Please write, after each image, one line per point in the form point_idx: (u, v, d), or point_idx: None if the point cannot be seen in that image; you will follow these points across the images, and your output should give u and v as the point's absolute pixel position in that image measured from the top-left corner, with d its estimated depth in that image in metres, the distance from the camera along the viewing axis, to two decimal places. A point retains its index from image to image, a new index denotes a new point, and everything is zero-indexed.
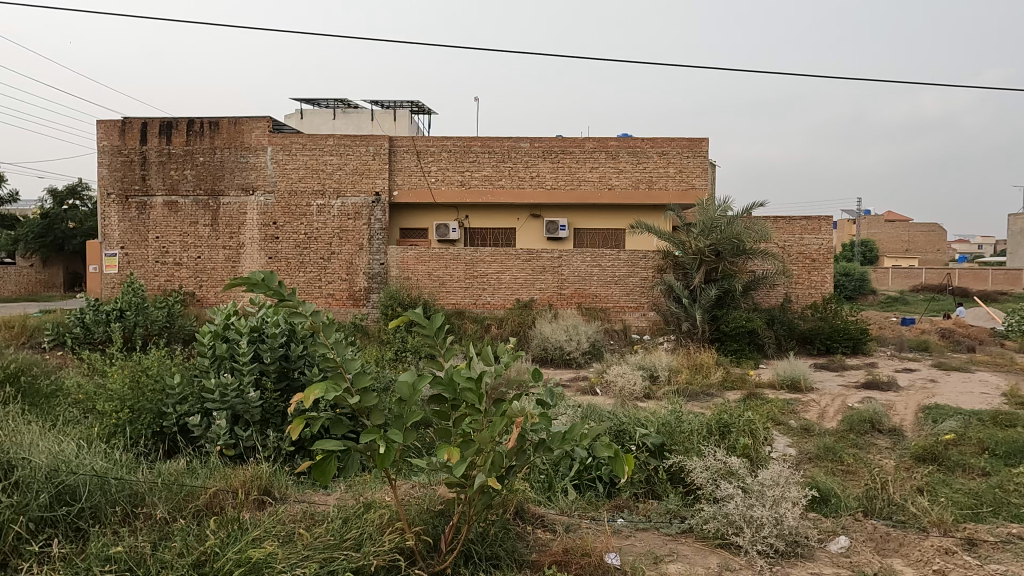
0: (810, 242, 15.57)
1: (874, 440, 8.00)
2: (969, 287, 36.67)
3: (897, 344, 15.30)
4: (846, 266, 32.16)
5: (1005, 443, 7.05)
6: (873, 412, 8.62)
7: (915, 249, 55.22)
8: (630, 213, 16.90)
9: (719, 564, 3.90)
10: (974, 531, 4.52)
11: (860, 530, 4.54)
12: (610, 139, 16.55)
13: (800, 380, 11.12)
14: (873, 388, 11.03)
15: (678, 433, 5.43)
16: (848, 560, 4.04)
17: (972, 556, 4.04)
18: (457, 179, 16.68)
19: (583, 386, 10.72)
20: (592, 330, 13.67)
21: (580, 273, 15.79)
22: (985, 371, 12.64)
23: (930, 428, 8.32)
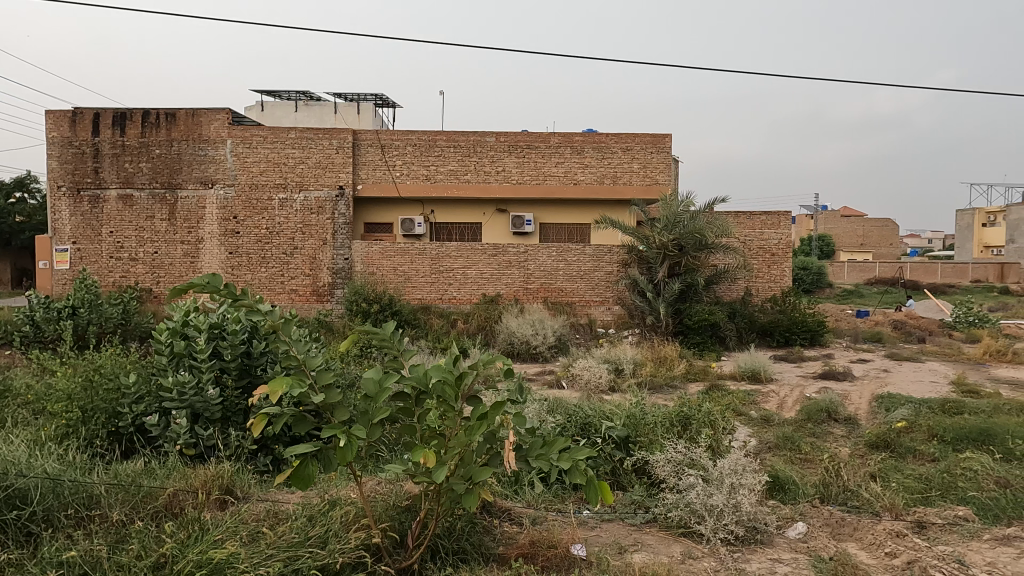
0: (770, 237, 15.92)
1: (830, 428, 8.26)
2: (922, 280, 38.01)
3: (853, 335, 15.81)
4: (804, 260, 33.03)
5: (954, 429, 7.35)
6: (830, 402, 8.91)
7: (870, 243, 56.95)
8: (595, 208, 17.05)
9: (682, 552, 3.98)
10: (924, 514, 4.72)
11: (817, 515, 4.68)
12: (575, 134, 16.62)
13: (761, 371, 11.40)
14: (830, 378, 11.38)
15: (643, 426, 5.52)
16: (805, 544, 4.16)
17: (921, 539, 4.19)
18: (423, 174, 16.55)
19: (549, 380, 10.80)
20: (558, 324, 13.76)
21: (546, 268, 15.86)
22: (935, 360, 13.13)
23: (883, 416, 8.62)
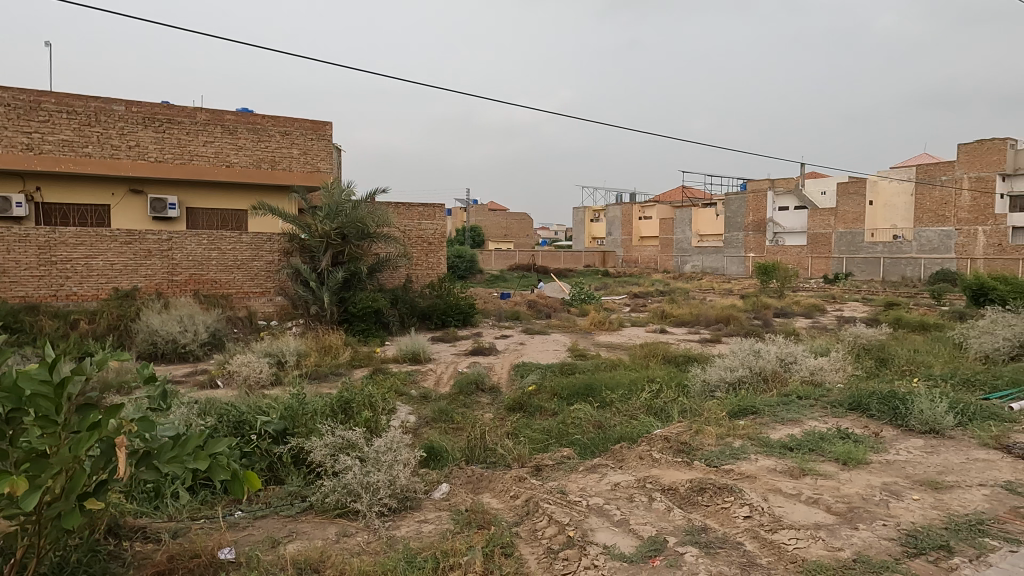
0: (427, 227, 17.12)
1: (478, 398, 9.35)
2: (551, 266, 45.19)
3: (497, 315, 18.05)
4: (459, 249, 36.34)
5: (568, 387, 9.02)
6: (478, 375, 10.06)
7: (512, 234, 65.31)
8: (251, 194, 16.05)
9: (337, 532, 4.11)
10: (540, 459, 5.70)
11: (461, 475, 5.30)
12: (227, 112, 15.31)
13: (420, 351, 12.24)
14: (478, 354, 12.82)
15: (301, 415, 5.44)
16: (447, 502, 4.68)
17: (536, 479, 5.06)
18: (22, 142, 13.33)
19: (201, 380, 9.84)
20: (211, 319, 12.61)
21: (196, 257, 14.34)
22: (557, 332, 15.80)
23: (518, 382, 10.11)
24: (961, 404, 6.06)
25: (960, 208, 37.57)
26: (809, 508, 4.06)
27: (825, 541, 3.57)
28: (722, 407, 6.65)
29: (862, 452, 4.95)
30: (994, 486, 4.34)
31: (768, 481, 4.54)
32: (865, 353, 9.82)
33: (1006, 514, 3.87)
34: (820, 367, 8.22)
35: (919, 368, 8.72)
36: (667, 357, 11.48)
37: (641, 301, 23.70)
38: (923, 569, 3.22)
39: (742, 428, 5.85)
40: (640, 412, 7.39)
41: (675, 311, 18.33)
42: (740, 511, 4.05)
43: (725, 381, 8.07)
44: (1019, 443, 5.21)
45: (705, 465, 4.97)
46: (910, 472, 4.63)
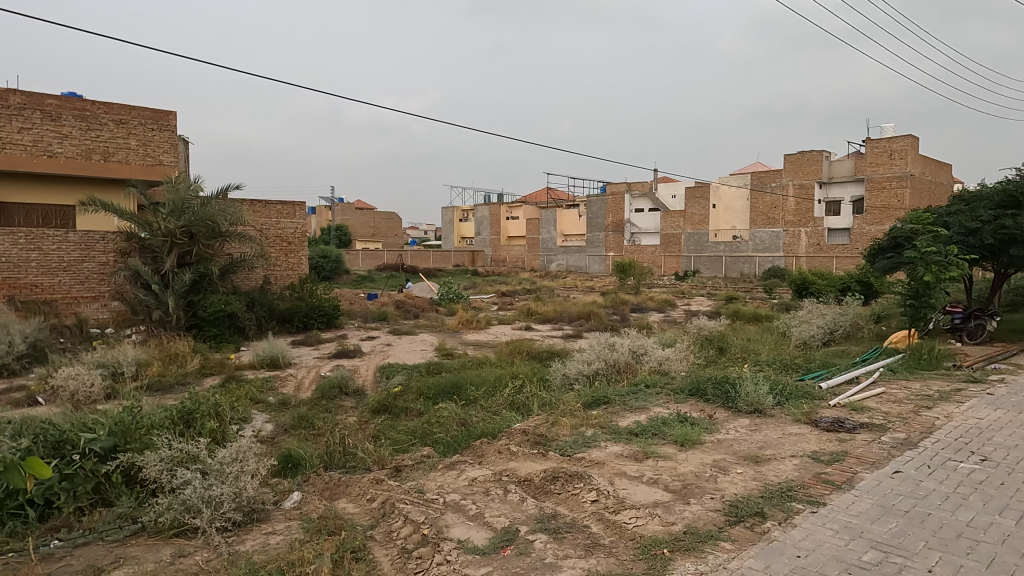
0: (286, 226, 16.44)
1: (341, 402, 9.08)
2: (420, 266, 44.83)
3: (363, 316, 17.62)
4: (323, 249, 35.08)
5: (434, 386, 9.01)
6: (341, 378, 9.75)
7: (381, 234, 64.02)
8: (80, 188, 14.45)
9: (172, 554, 3.82)
10: (400, 460, 5.65)
11: (317, 482, 5.12)
12: (48, 96, 13.65)
13: (280, 356, 11.66)
14: (342, 357, 12.44)
15: (135, 429, 4.92)
16: (299, 511, 4.52)
17: (395, 480, 5.01)
18: None
19: (17, 398, 8.69)
20: (30, 328, 11.19)
21: (12, 258, 12.73)
22: (425, 332, 15.72)
23: (384, 384, 9.94)
24: (780, 386, 6.81)
25: (788, 211, 42.05)
26: (649, 488, 4.36)
27: (661, 517, 3.86)
28: (578, 398, 6.96)
29: (698, 434, 5.41)
30: (803, 456, 4.92)
31: (615, 466, 4.83)
32: (706, 343, 10.71)
33: (810, 480, 4.41)
34: (667, 358, 8.85)
35: (750, 355, 9.66)
36: (531, 353, 11.81)
37: (509, 299, 24.18)
38: (741, 534, 3.59)
39: (594, 418, 6.16)
40: (502, 407, 7.55)
41: (541, 308, 18.90)
42: (588, 496, 4.25)
43: (583, 373, 8.45)
44: (826, 417, 5.95)
45: (559, 455, 5.17)
46: (736, 449, 5.12)
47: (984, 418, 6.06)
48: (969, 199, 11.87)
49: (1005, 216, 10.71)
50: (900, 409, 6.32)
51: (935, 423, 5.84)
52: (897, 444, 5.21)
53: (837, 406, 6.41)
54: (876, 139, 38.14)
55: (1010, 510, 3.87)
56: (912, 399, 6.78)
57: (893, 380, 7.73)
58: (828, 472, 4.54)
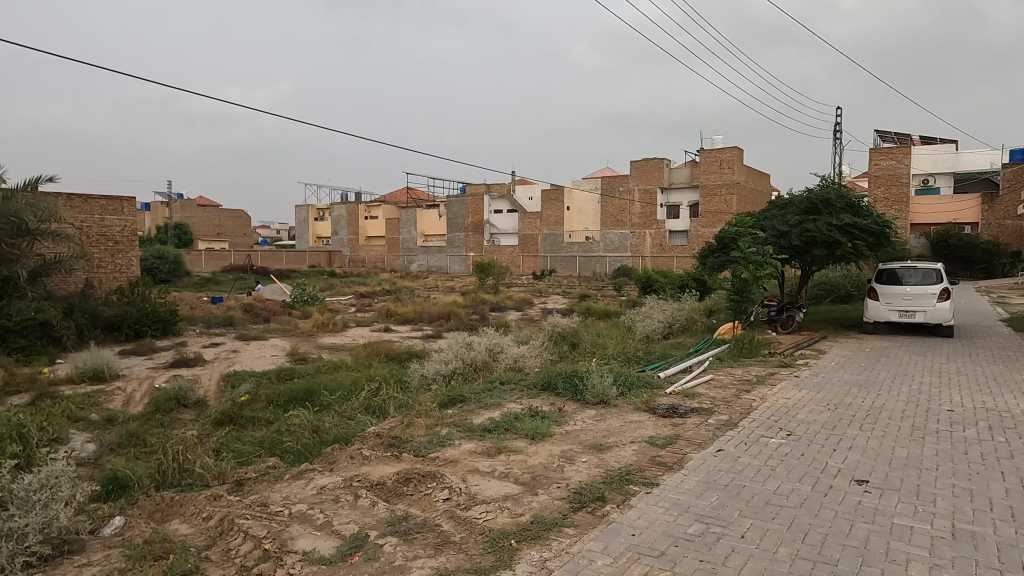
0: (112, 224, 14.88)
1: (179, 415, 8.36)
2: (272, 267, 42.46)
3: (206, 321, 16.34)
4: (159, 249, 32.14)
5: (285, 393, 8.56)
6: (178, 389, 8.97)
7: (227, 232, 59.78)
8: None
9: None
10: (242, 473, 5.30)
11: (145, 504, 4.67)
12: None
13: (105, 368, 10.49)
14: (181, 366, 11.45)
15: None
16: (121, 538, 4.09)
17: (235, 495, 4.69)
18: None
19: None
20: None
21: None
22: (276, 337, 14.91)
23: (228, 393, 9.28)
24: (623, 377, 7.27)
25: (634, 214, 45.01)
26: (500, 482, 4.47)
27: (510, 509, 3.97)
28: (434, 399, 6.96)
29: (547, 427, 5.64)
30: (641, 442, 5.29)
31: (467, 463, 4.88)
32: (560, 340, 11.18)
33: (646, 463, 4.75)
34: (522, 355, 9.12)
35: (598, 349, 10.23)
36: (389, 354, 11.62)
37: (367, 301, 23.61)
38: (583, 519, 3.78)
39: (449, 417, 6.20)
40: (357, 411, 7.35)
41: (400, 309, 18.67)
42: (440, 494, 4.26)
43: (440, 373, 8.45)
44: (662, 404, 6.45)
45: (413, 456, 5.12)
46: (582, 439, 5.40)
47: (791, 397, 6.90)
48: (780, 205, 13.39)
49: (808, 222, 12.26)
50: (725, 394, 7.01)
51: (752, 404, 6.55)
52: (721, 425, 5.76)
53: (672, 393, 6.97)
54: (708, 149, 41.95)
55: (808, 476, 4.44)
56: (735, 384, 7.56)
57: (719, 367, 8.57)
58: (662, 454, 4.93)
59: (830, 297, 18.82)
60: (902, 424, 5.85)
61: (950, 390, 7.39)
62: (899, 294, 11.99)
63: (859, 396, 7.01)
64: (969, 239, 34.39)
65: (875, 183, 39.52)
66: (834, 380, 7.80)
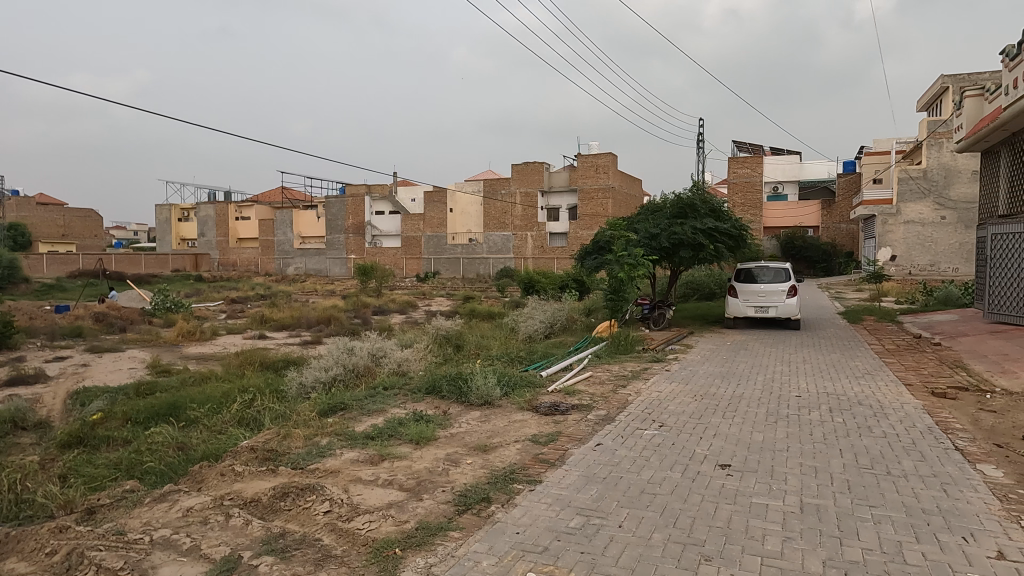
0: None
1: (16, 439, 7.42)
2: (128, 271, 38.86)
3: (48, 333, 14.65)
4: None
5: (145, 409, 7.86)
6: (15, 410, 7.96)
7: (73, 234, 54.03)
8: None
9: None
10: (94, 500, 4.80)
11: None
12: None
13: None
14: (18, 384, 10.18)
15: None
16: None
17: (85, 526, 4.23)
18: None
19: None
20: None
21: None
22: (133, 348, 13.65)
23: (78, 412, 8.38)
24: (507, 377, 7.38)
25: (516, 216, 45.85)
26: (384, 490, 4.37)
27: (394, 517, 3.90)
28: (313, 407, 6.69)
29: (432, 431, 5.60)
30: (525, 441, 5.39)
31: (349, 472, 4.73)
32: (444, 342, 11.14)
33: (530, 461, 4.85)
34: (405, 359, 8.99)
35: (482, 351, 10.31)
36: (264, 363, 11.01)
37: (239, 307, 22.25)
38: (468, 521, 3.79)
39: (330, 425, 5.97)
40: (228, 425, 6.89)
41: (276, 315, 17.76)
42: (321, 508, 4.09)
43: (320, 380, 8.12)
44: (544, 403, 6.62)
45: (291, 469, 4.88)
46: (467, 441, 5.41)
47: (662, 390, 7.32)
48: (651, 208, 14.15)
49: (675, 225, 13.10)
50: (603, 390, 7.31)
51: (628, 398, 6.89)
52: (600, 420, 6.01)
53: (553, 391, 7.16)
54: (585, 154, 43.63)
55: (678, 464, 4.74)
56: (612, 379, 7.91)
57: (597, 364, 8.93)
58: (544, 452, 5.05)
59: (696, 295, 20.20)
60: (759, 411, 6.40)
61: (797, 378, 8.18)
62: (755, 291, 13.09)
63: (723, 387, 7.57)
64: (812, 241, 38.30)
65: (733, 189, 42.93)
66: (699, 373, 8.39)
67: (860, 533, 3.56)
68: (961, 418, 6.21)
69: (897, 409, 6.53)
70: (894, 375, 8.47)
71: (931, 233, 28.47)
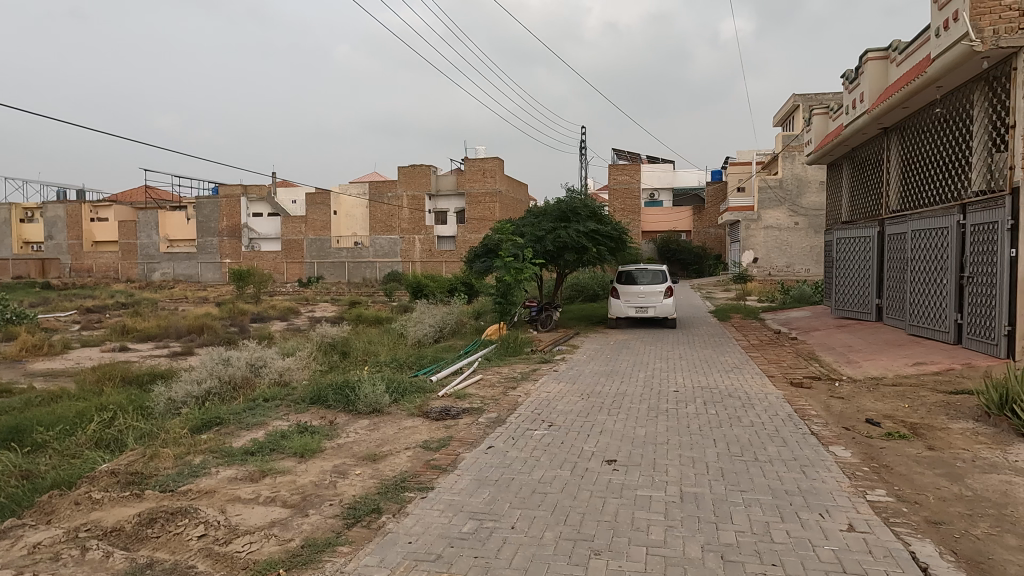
0: None
1: None
2: None
3: None
4: None
5: None
6: None
7: None
8: None
9: None
10: None
11: None
12: None
13: None
14: None
15: None
16: None
17: None
18: None
19: None
20: None
21: None
22: None
23: None
24: (395, 383, 7.24)
25: (402, 219, 45.21)
26: (267, 508, 4.12)
27: (278, 536, 3.69)
28: (185, 423, 6.20)
29: (317, 443, 5.37)
30: (416, 447, 5.30)
31: (227, 492, 4.43)
32: (329, 349, 10.75)
33: (421, 468, 4.78)
34: (287, 368, 8.58)
35: (370, 357, 10.06)
36: (126, 378, 10.07)
37: (95, 317, 20.24)
38: (357, 534, 3.67)
39: (204, 443, 5.56)
40: (83, 448, 6.22)
41: (139, 325, 16.31)
42: (194, 532, 3.78)
43: (192, 395, 7.53)
44: (434, 408, 6.55)
45: (159, 492, 4.48)
46: (355, 451, 5.24)
47: (551, 391, 7.49)
48: (536, 213, 14.43)
49: (560, 229, 13.50)
50: (493, 392, 7.36)
51: (518, 400, 6.98)
52: (491, 423, 6.04)
53: (444, 396, 7.11)
54: (472, 158, 43.88)
55: (567, 462, 4.86)
56: (502, 382, 7.98)
57: (487, 367, 8.98)
58: (436, 457, 5.00)
59: (581, 297, 20.89)
60: (641, 406, 6.72)
61: (674, 374, 8.68)
62: (635, 292, 13.74)
63: (607, 385, 7.87)
64: (684, 245, 40.86)
65: (614, 195, 44.87)
66: (585, 372, 8.67)
67: (733, 517, 3.82)
68: (816, 405, 6.86)
69: (762, 399, 7.11)
70: (758, 368, 9.21)
71: (787, 237, 31.30)
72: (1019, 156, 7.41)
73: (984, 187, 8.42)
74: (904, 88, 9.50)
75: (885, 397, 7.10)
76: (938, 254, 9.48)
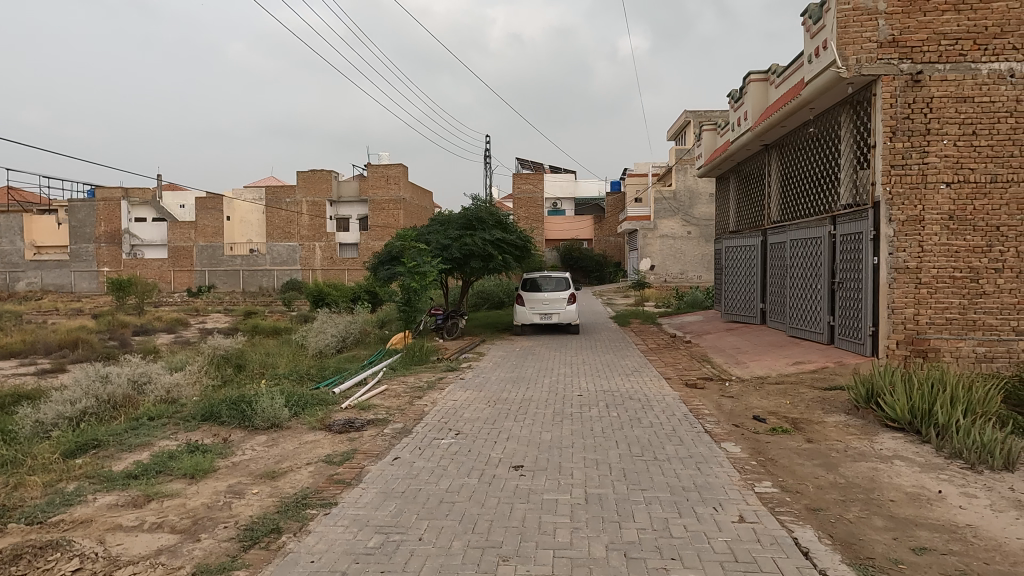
0: None
1: None
2: None
3: None
4: None
5: None
6: None
7: None
8: None
9: None
10: None
11: None
12: None
13: None
14: None
15: None
16: None
17: None
18: None
19: None
20: None
21: None
22: None
23: None
24: (296, 396, 6.95)
25: (302, 226, 43.66)
26: (152, 536, 3.82)
27: (165, 565, 3.43)
28: (56, 448, 5.65)
29: (209, 462, 5.05)
30: (317, 462, 5.11)
31: (106, 521, 4.06)
32: (222, 362, 10.17)
33: (324, 483, 4.61)
34: (175, 384, 8.03)
35: (268, 370, 9.60)
36: None
37: None
38: (255, 557, 3.48)
39: (80, 468, 5.09)
40: None
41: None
42: (67, 566, 3.43)
43: (64, 416, 6.86)
44: (337, 421, 6.34)
45: (24, 526, 4.04)
46: (252, 469, 4.98)
47: (458, 399, 7.47)
48: (442, 220, 14.34)
49: (466, 236, 13.52)
50: (399, 402, 7.24)
51: (425, 409, 6.90)
52: (397, 433, 5.93)
53: (347, 408, 6.91)
54: (376, 164, 43.09)
55: (475, 470, 4.85)
56: (408, 392, 7.84)
57: (393, 376, 8.82)
58: (340, 472, 4.84)
59: (487, 304, 21.01)
60: (547, 412, 6.83)
61: (578, 379, 8.89)
62: (540, 299, 13.99)
63: (514, 391, 7.94)
64: (586, 252, 42.08)
65: (518, 203, 45.45)
66: (491, 379, 8.71)
67: (635, 515, 3.97)
68: (708, 404, 7.25)
69: (660, 400, 7.43)
70: (655, 370, 9.62)
71: (681, 246, 33.00)
72: (879, 173, 8.19)
73: (851, 200, 9.22)
74: (783, 107, 10.19)
75: (769, 395, 7.63)
76: (813, 262, 10.30)
